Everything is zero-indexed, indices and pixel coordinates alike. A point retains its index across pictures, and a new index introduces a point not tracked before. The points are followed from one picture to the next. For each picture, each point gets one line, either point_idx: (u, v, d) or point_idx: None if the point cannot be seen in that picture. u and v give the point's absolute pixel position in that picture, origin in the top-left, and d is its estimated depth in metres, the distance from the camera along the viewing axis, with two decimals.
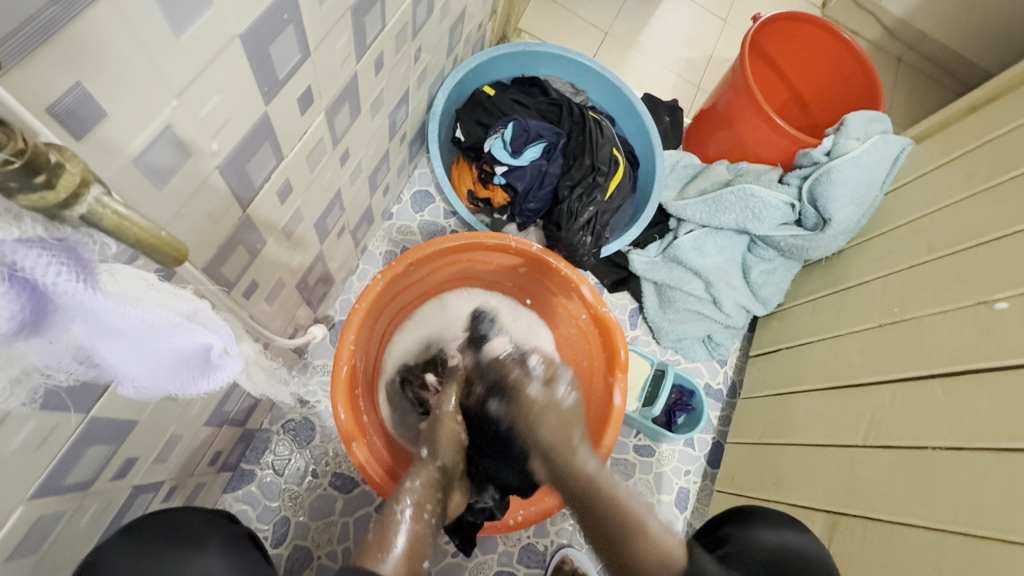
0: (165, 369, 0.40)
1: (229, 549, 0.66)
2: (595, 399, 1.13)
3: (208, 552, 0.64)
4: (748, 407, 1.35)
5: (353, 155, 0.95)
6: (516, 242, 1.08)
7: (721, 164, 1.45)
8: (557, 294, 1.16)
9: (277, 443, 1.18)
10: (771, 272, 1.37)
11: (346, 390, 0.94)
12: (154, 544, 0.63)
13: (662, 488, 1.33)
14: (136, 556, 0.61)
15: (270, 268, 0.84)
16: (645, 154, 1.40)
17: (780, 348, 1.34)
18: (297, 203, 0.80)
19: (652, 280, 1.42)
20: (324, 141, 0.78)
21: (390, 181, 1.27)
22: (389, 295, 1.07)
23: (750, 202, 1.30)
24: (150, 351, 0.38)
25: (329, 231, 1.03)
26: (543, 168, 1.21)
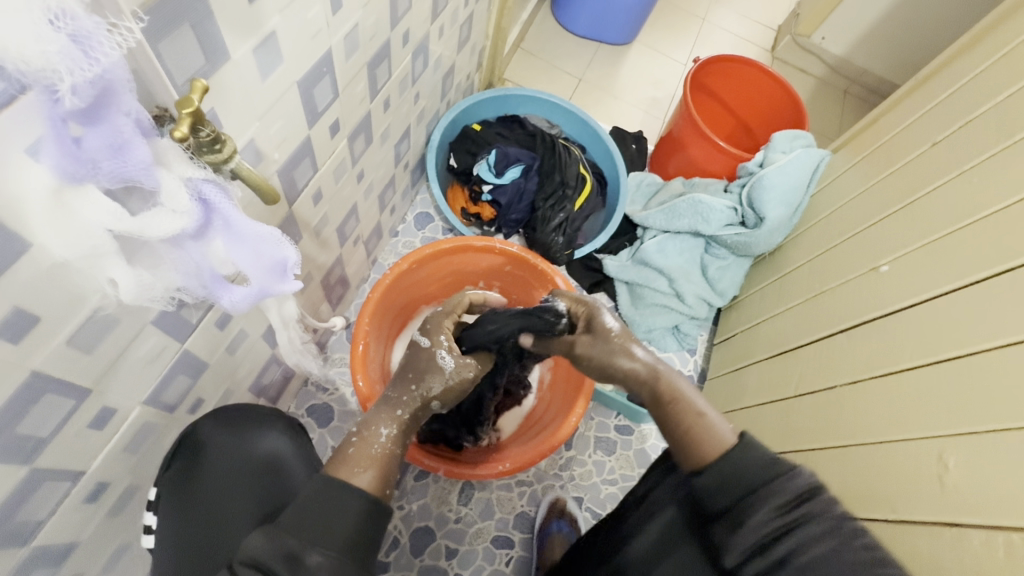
0: (263, 267, 0.60)
1: (290, 431, 0.99)
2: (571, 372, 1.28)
3: (273, 432, 0.96)
4: (714, 388, 1.52)
5: (367, 175, 1.20)
6: (500, 244, 1.32)
7: (677, 180, 1.71)
8: (537, 287, 1.39)
9: (302, 424, 1.37)
10: (725, 268, 1.58)
11: (363, 364, 1.16)
12: (235, 420, 0.93)
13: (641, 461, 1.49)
14: (225, 427, 0.92)
15: (303, 261, 1.07)
16: (610, 173, 1.66)
17: (737, 333, 1.54)
18: (325, 209, 1.05)
19: (624, 280, 1.65)
20: (346, 160, 1.04)
21: (396, 203, 1.52)
22: (397, 291, 1.30)
23: (699, 208, 1.54)
24: (257, 251, 0.58)
25: (347, 238, 1.27)
26: (522, 186, 1.47)
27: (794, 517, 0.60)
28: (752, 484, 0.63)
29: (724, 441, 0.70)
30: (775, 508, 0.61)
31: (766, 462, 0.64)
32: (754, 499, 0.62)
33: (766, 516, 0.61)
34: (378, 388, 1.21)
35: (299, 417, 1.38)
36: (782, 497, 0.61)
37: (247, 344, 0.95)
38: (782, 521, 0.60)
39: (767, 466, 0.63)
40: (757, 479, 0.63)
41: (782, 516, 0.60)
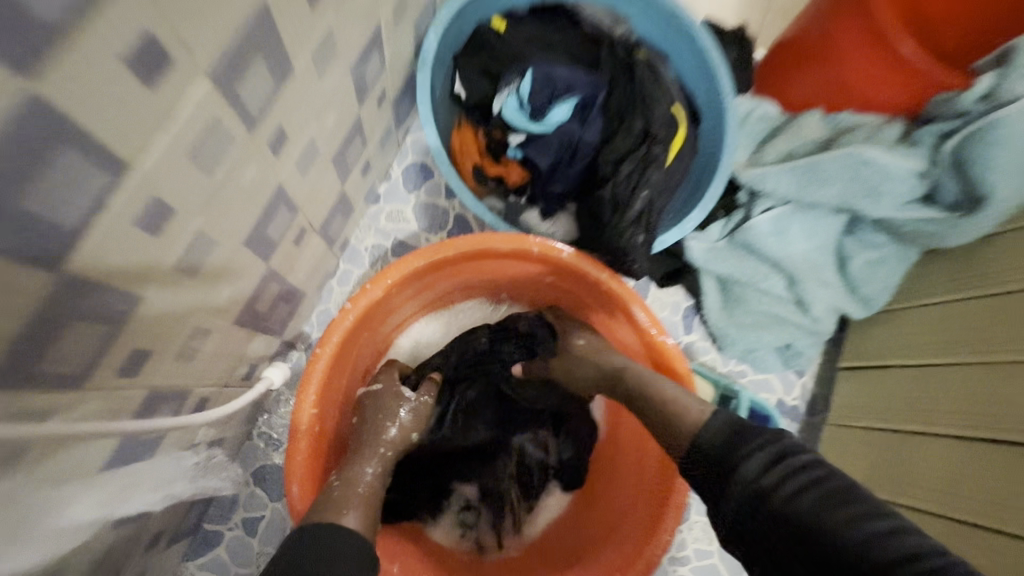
0: None
1: None
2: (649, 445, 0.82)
3: None
4: (845, 441, 1.06)
5: (298, 133, 0.63)
6: (539, 245, 0.79)
7: (814, 115, 1.07)
8: (596, 308, 0.87)
9: (253, 494, 0.97)
10: (878, 263, 1.05)
11: (311, 463, 0.70)
12: None
13: None
14: None
15: (177, 321, 0.56)
16: (711, 106, 1.04)
17: (892, 368, 1.02)
18: (198, 226, 0.51)
19: (715, 273, 1.11)
20: (223, 121, 0.48)
21: (370, 157, 0.95)
22: (372, 325, 0.80)
23: (862, 172, 0.96)
24: None
25: (279, 241, 0.73)
26: (574, 135, 0.86)
27: (793, 490, 0.51)
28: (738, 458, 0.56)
29: (697, 418, 0.64)
30: (754, 462, 0.55)
31: (729, 440, 0.59)
32: (742, 471, 0.55)
33: (750, 485, 0.54)
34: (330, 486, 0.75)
35: (245, 484, 0.96)
36: (759, 454, 0.55)
37: (66, 523, 0.48)
38: (805, 482, 0.52)
39: (731, 439, 0.59)
40: (735, 451, 0.57)
41: (778, 467, 0.54)
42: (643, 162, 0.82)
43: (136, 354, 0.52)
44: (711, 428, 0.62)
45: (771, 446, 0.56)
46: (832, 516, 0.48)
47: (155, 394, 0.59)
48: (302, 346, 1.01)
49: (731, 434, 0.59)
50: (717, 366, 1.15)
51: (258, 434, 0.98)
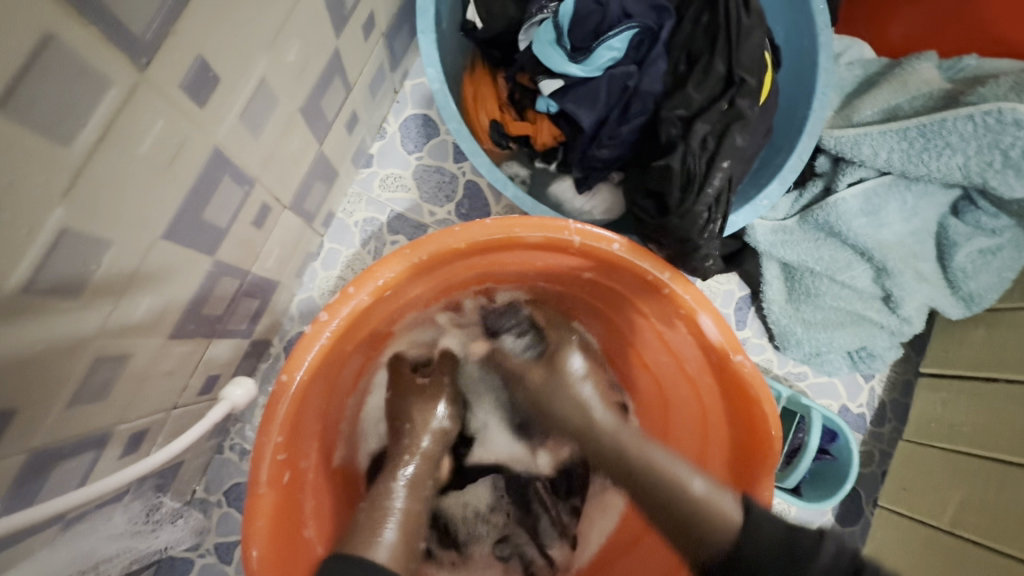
0: None
1: None
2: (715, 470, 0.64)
3: None
4: (919, 463, 0.88)
5: (235, 74, 0.43)
6: (580, 232, 0.59)
7: (928, 60, 0.84)
8: (646, 312, 0.68)
9: (221, 520, 0.79)
10: (991, 253, 0.84)
11: (277, 519, 0.53)
12: None
13: None
14: None
15: (54, 357, 0.38)
16: (795, 47, 0.81)
17: (993, 382, 0.82)
18: (51, 225, 0.32)
19: (782, 259, 0.90)
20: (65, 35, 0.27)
21: (357, 107, 0.74)
22: (359, 336, 0.61)
23: (1000, 138, 0.74)
24: None
25: (231, 225, 0.54)
26: (629, 82, 0.64)
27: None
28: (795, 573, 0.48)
29: (728, 518, 0.54)
30: (823, 569, 0.47)
31: (785, 544, 0.50)
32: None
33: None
34: (307, 539, 0.58)
35: (215, 507, 0.79)
36: (835, 566, 0.47)
37: None
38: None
39: (790, 543, 0.50)
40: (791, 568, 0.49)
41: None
42: (726, 123, 0.61)
43: None
44: (757, 525, 0.52)
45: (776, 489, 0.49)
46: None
47: (41, 454, 0.42)
48: (279, 342, 0.82)
49: (788, 540, 0.50)
50: (771, 369, 0.95)
51: (230, 446, 0.80)
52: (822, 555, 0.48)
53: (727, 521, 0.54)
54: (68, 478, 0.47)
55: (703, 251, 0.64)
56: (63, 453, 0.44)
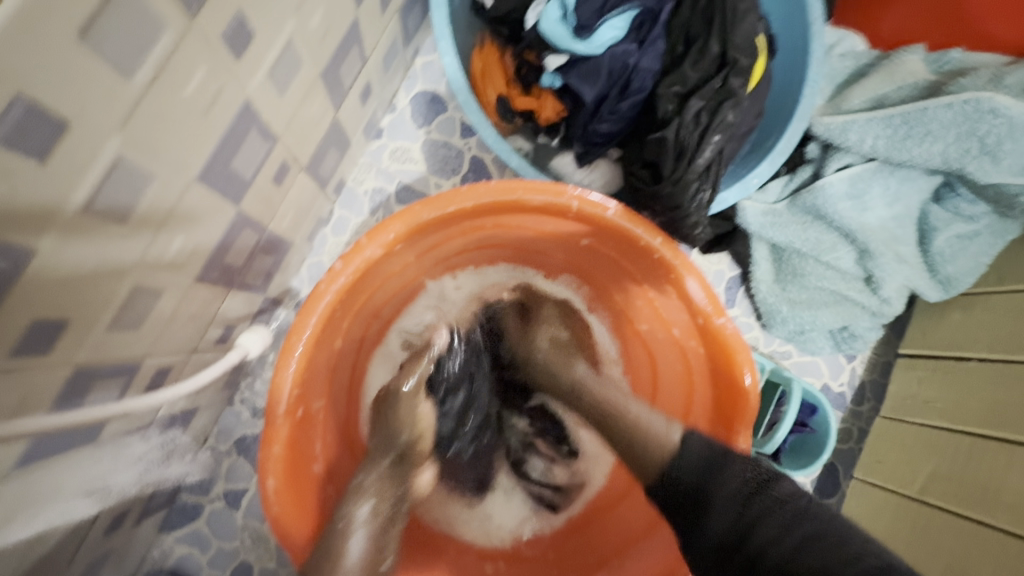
0: None
1: None
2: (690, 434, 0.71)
3: None
4: (896, 438, 0.92)
5: (266, 32, 0.47)
6: (580, 200, 0.64)
7: (915, 52, 0.88)
8: (639, 281, 0.72)
9: (230, 468, 0.83)
10: (969, 239, 0.88)
11: (293, 455, 0.58)
12: None
13: None
14: None
15: (102, 278, 0.42)
16: (790, 36, 0.85)
17: (966, 360, 0.87)
18: (110, 153, 0.36)
19: (770, 240, 0.95)
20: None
21: (370, 78, 0.78)
22: (367, 290, 0.66)
23: (978, 126, 0.78)
24: None
25: (252, 181, 0.57)
26: (630, 59, 0.69)
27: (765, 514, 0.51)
28: (713, 495, 0.53)
29: (665, 441, 0.58)
30: (735, 490, 0.53)
31: (708, 464, 0.55)
32: (719, 494, 0.53)
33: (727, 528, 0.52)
34: (316, 474, 0.63)
35: (225, 455, 0.83)
36: (744, 478, 0.54)
37: None
38: (777, 519, 0.51)
39: (713, 457, 0.56)
40: (711, 486, 0.54)
41: (755, 503, 0.52)
42: (718, 101, 0.66)
43: (36, 322, 0.38)
44: (686, 456, 0.56)
45: (753, 474, 0.54)
46: (812, 561, 0.48)
47: (83, 370, 0.46)
48: (290, 303, 0.86)
49: (713, 458, 0.55)
50: (758, 346, 0.99)
51: (241, 400, 0.84)
52: (732, 472, 0.54)
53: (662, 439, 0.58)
54: (103, 399, 0.51)
55: (693, 218, 0.69)
56: (101, 374, 0.49)
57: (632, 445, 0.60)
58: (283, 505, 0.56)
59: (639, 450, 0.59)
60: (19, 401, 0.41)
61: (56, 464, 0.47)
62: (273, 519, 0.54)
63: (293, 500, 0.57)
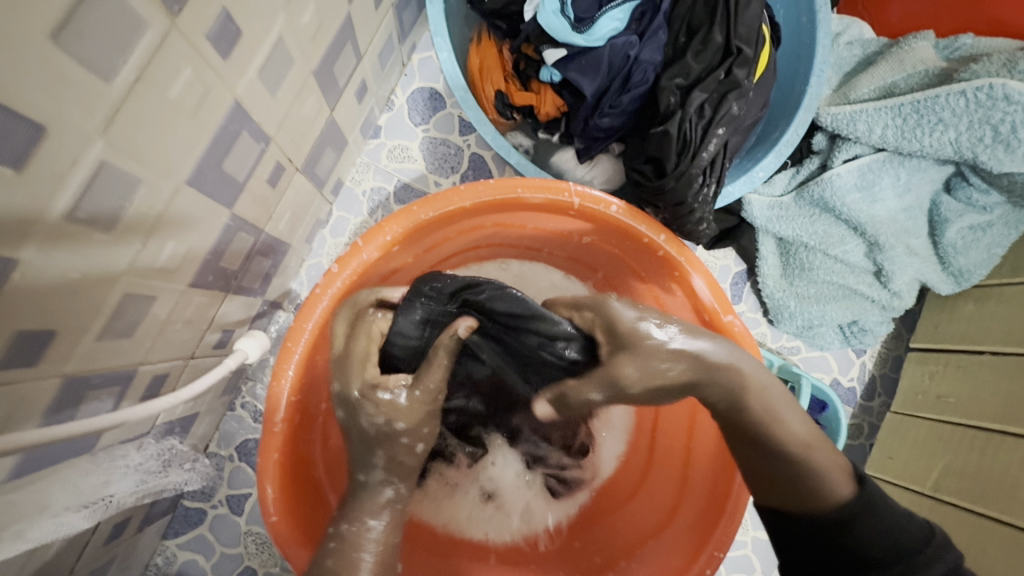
0: None
1: None
2: (699, 433, 0.70)
3: None
4: (907, 433, 0.90)
5: (255, 29, 0.45)
6: (582, 197, 0.62)
7: (924, 39, 0.86)
8: (643, 278, 0.71)
9: (233, 472, 0.82)
10: (982, 230, 0.86)
11: (294, 460, 0.58)
12: None
13: None
14: None
15: (89, 286, 0.41)
16: (795, 24, 0.83)
17: (979, 354, 0.85)
18: (92, 157, 0.35)
19: (777, 234, 0.93)
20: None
21: (366, 76, 0.76)
22: (364, 293, 0.64)
23: (991, 114, 0.76)
24: None
25: (244, 185, 0.56)
26: (632, 50, 0.67)
27: None
28: (896, 572, 0.47)
29: (840, 495, 0.50)
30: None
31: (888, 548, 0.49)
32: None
33: None
34: (317, 479, 0.62)
35: (227, 460, 0.82)
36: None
37: None
38: None
39: (898, 542, 0.48)
40: (898, 565, 0.47)
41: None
42: (722, 92, 0.64)
43: (23, 333, 0.37)
44: (878, 520, 0.49)
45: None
46: None
47: (74, 381, 0.45)
48: (289, 306, 0.85)
49: (897, 538, 0.49)
50: (765, 342, 0.97)
51: (242, 404, 0.83)
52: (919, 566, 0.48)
53: (832, 492, 0.50)
54: (97, 409, 0.50)
55: (697, 214, 0.67)
56: (93, 384, 0.48)
57: (805, 478, 0.51)
58: (285, 511, 0.55)
59: (810, 485, 0.51)
60: (9, 413, 0.40)
61: (48, 477, 0.46)
62: (274, 525, 0.54)
63: (296, 506, 0.57)
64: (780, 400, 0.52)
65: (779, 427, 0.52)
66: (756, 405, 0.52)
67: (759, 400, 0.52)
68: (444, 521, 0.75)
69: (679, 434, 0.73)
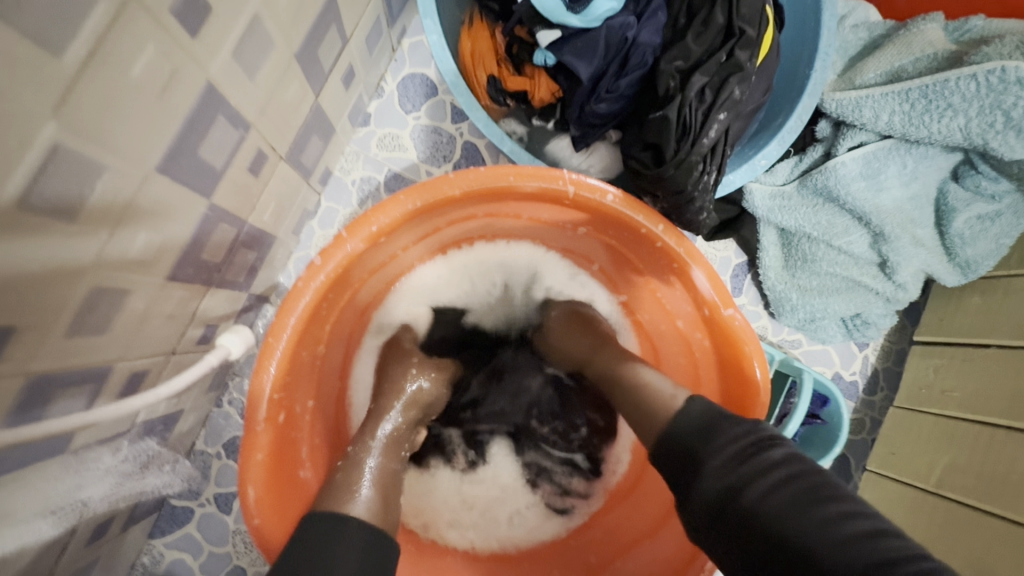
0: None
1: None
2: None
3: None
4: (911, 428, 0.88)
5: (227, 5, 0.42)
6: (576, 185, 0.59)
7: (933, 21, 0.83)
8: (641, 270, 0.68)
9: (220, 470, 0.80)
10: (990, 220, 0.83)
11: (277, 460, 0.55)
12: None
13: None
14: None
15: (50, 280, 0.38)
16: (800, 6, 0.79)
17: (985, 347, 0.82)
18: (45, 140, 0.33)
19: (779, 225, 0.90)
20: None
21: (353, 60, 0.73)
22: (351, 287, 0.62)
23: (1003, 98, 0.73)
24: None
25: (223, 173, 0.53)
26: (630, 31, 0.64)
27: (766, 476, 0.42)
28: (707, 449, 0.46)
29: (668, 401, 0.53)
30: (728, 450, 0.45)
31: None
32: (709, 456, 0.46)
33: (716, 482, 0.44)
34: (303, 479, 0.60)
35: (214, 458, 0.80)
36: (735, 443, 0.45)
37: None
38: (779, 475, 0.41)
39: (711, 420, 0.48)
40: (708, 445, 0.46)
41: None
42: (724, 75, 0.61)
43: None
44: (683, 415, 0.50)
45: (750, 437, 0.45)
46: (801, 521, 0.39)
47: (42, 380, 0.43)
48: (277, 300, 0.83)
49: (708, 422, 0.48)
50: (766, 336, 0.95)
51: (229, 401, 0.81)
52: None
53: (662, 401, 0.53)
54: (69, 409, 0.48)
55: (697, 203, 0.65)
56: (64, 383, 0.46)
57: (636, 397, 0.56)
58: (268, 513, 0.53)
59: (644, 403, 0.55)
60: None
61: (16, 480, 0.44)
62: (255, 528, 0.52)
63: (279, 508, 0.54)
64: (648, 371, 0.58)
65: (626, 376, 0.59)
66: (636, 374, 0.58)
67: (615, 368, 0.61)
68: (437, 521, 0.73)
69: None
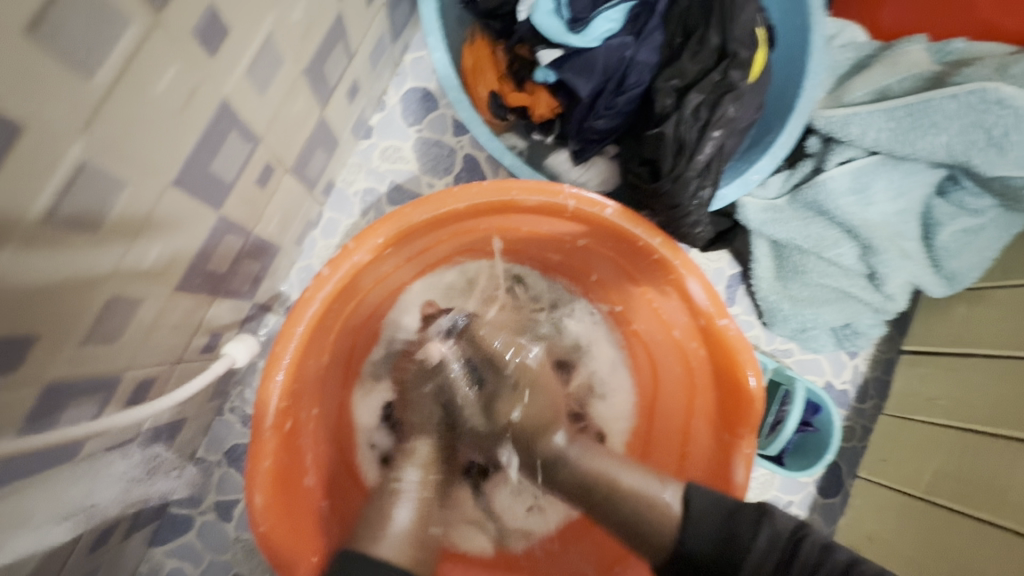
0: None
1: None
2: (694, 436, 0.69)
3: None
4: (900, 436, 0.91)
5: (243, 26, 0.44)
6: (576, 199, 0.61)
7: (917, 43, 0.86)
8: (638, 280, 0.70)
9: (221, 478, 0.81)
10: (974, 233, 0.86)
11: (281, 468, 0.56)
12: None
13: (790, 488, 0.94)
14: None
15: (70, 291, 0.40)
16: (790, 27, 0.82)
17: (971, 357, 0.85)
18: (73, 156, 0.34)
19: (771, 237, 0.93)
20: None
21: (358, 76, 0.75)
22: (356, 297, 0.63)
23: (985, 117, 0.76)
24: None
25: (233, 187, 0.55)
26: (628, 51, 0.67)
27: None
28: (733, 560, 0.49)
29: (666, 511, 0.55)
30: (759, 546, 0.49)
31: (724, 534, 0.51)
32: (745, 560, 0.49)
33: None
34: (307, 487, 0.61)
35: (216, 466, 0.80)
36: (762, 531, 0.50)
37: None
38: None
39: (726, 524, 0.52)
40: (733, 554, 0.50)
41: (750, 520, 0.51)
42: (719, 94, 0.63)
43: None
44: (700, 520, 0.53)
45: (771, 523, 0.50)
46: None
47: (56, 388, 0.44)
48: (279, 309, 0.84)
49: (728, 520, 0.52)
50: (759, 345, 0.97)
51: (231, 409, 0.81)
52: (755, 540, 0.50)
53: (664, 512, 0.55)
54: (79, 417, 0.49)
55: (693, 216, 0.67)
56: (76, 391, 0.46)
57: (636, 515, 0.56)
58: (272, 519, 0.54)
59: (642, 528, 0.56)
60: None
61: (29, 487, 0.44)
62: (261, 534, 0.53)
63: (282, 513, 0.55)
64: (624, 471, 0.60)
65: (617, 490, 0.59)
66: (616, 481, 0.60)
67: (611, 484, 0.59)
68: None
69: (674, 438, 0.72)
